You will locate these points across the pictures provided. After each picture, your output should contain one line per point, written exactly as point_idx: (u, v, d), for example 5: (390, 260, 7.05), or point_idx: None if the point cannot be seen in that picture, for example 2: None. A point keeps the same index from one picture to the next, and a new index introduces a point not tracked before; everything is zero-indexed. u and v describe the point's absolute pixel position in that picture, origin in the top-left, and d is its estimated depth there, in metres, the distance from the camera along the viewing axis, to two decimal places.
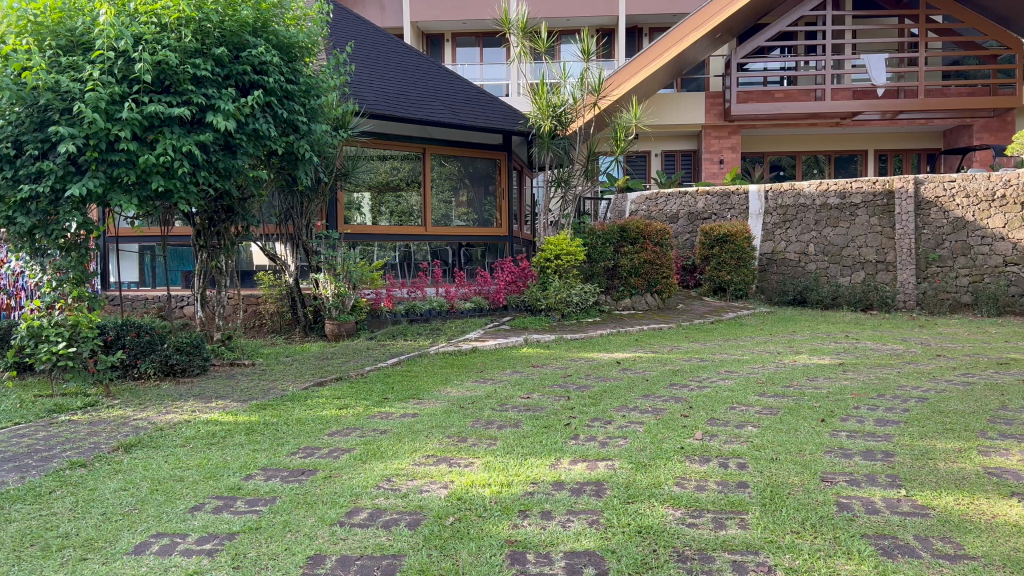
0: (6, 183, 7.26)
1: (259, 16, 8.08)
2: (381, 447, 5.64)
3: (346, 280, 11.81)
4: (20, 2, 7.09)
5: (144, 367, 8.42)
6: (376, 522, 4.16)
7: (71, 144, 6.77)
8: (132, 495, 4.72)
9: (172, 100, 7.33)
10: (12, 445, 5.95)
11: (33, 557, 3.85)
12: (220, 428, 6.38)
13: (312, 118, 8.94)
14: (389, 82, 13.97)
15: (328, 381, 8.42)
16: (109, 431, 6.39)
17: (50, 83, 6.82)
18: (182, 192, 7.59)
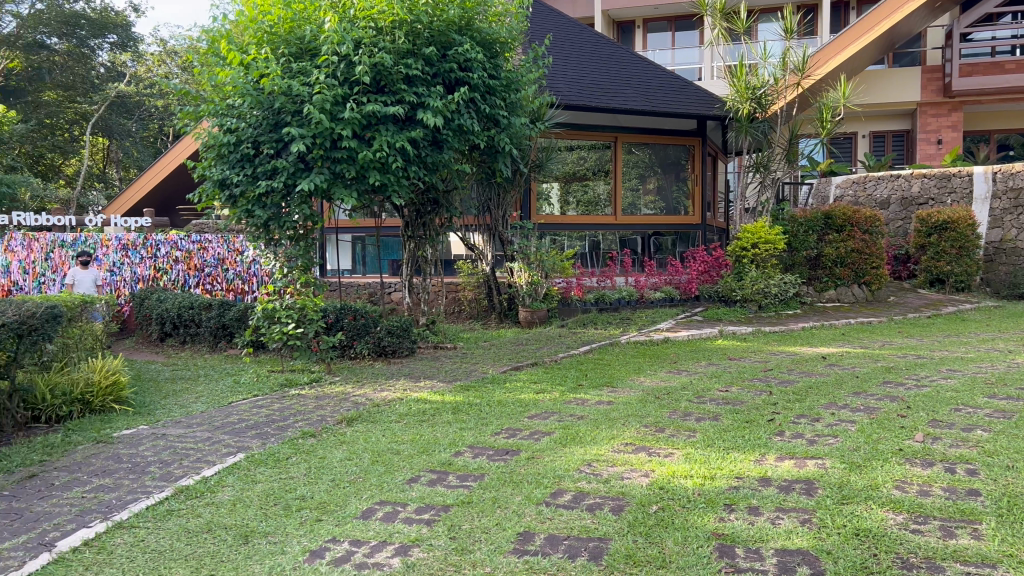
0: (247, 179, 8.09)
1: (464, 15, 8.43)
2: (580, 432, 5.75)
3: (538, 269, 12.08)
4: (260, 15, 7.96)
5: (360, 348, 9.15)
6: (581, 505, 4.27)
7: (301, 144, 7.44)
8: (357, 464, 5.15)
9: (388, 99, 7.85)
10: (254, 414, 6.68)
11: (279, 515, 4.30)
12: (429, 406, 6.78)
13: (512, 112, 9.20)
14: (583, 72, 14.07)
15: (524, 366, 8.68)
16: (333, 405, 6.97)
17: (284, 87, 7.54)
18: (395, 186, 8.12)
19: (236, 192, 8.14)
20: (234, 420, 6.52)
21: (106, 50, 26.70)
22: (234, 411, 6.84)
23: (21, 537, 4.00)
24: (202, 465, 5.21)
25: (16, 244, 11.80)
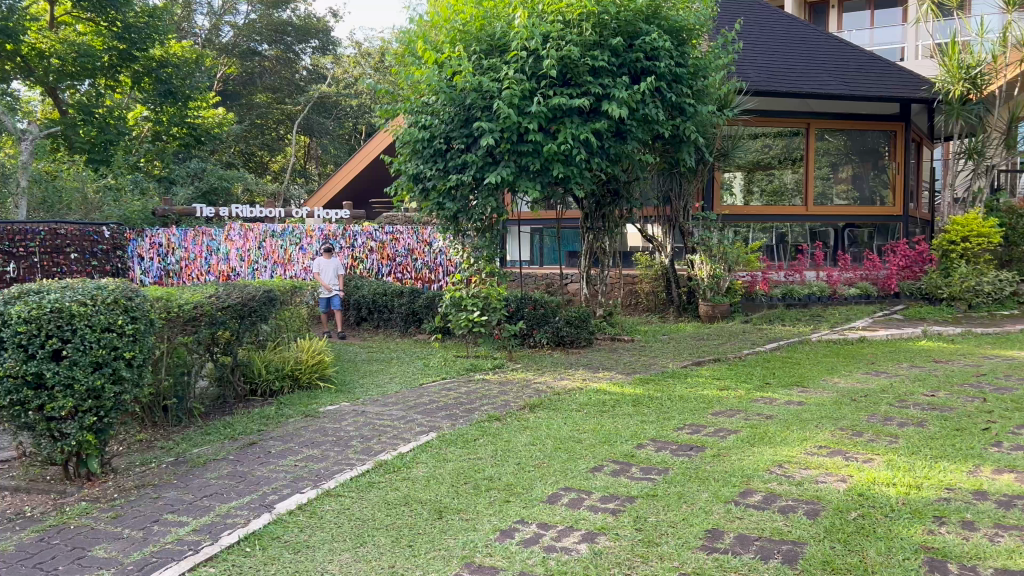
0: (438, 173, 8.47)
1: (651, 3, 8.33)
2: (769, 431, 5.55)
3: (722, 261, 11.64)
4: (454, 15, 8.28)
5: (539, 337, 9.34)
6: (773, 506, 4.12)
7: (490, 138, 7.69)
8: (541, 450, 5.27)
9: (574, 91, 7.91)
10: (443, 396, 7.01)
11: (469, 493, 4.48)
12: (610, 397, 6.80)
13: (699, 100, 8.97)
14: (773, 57, 13.47)
15: (706, 361, 8.48)
16: (516, 391, 7.17)
17: (475, 84, 7.80)
18: (578, 178, 8.19)
19: (429, 185, 8.55)
20: (425, 401, 6.87)
21: (308, 54, 28.64)
22: (424, 393, 7.21)
23: (245, 498, 4.43)
24: (398, 442, 5.53)
25: (235, 233, 12.97)
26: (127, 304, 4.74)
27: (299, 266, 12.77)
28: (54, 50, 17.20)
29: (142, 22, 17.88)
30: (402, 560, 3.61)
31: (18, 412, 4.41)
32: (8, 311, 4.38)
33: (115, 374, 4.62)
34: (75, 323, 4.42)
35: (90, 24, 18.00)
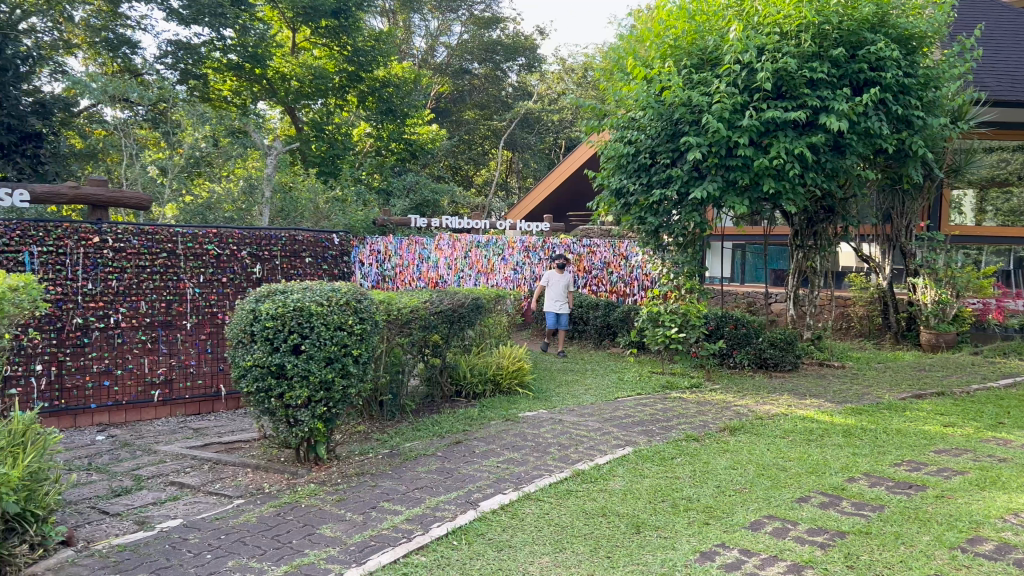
0: (642, 187, 8.48)
1: (878, 11, 7.89)
2: (1002, 476, 5.04)
3: (948, 287, 10.89)
4: (666, 30, 8.28)
5: (739, 358, 9.05)
6: (1006, 558, 3.75)
7: (698, 152, 7.60)
8: (742, 475, 5.12)
9: (789, 104, 7.64)
10: (640, 411, 7.00)
11: (667, 511, 4.45)
12: (817, 426, 6.47)
13: (928, 112, 8.33)
14: (1017, 63, 12.21)
15: (928, 395, 7.81)
16: (715, 412, 7.00)
17: (684, 98, 7.74)
18: (790, 193, 7.88)
19: (632, 200, 8.62)
20: (621, 414, 6.90)
21: (515, 71, 29.51)
22: (620, 407, 7.23)
23: (452, 493, 4.69)
24: (595, 453, 5.60)
25: (444, 243, 13.21)
26: (357, 305, 5.20)
27: (501, 275, 13.21)
28: (295, 73, 19.28)
29: (369, 46, 19.59)
30: (601, 570, 3.66)
31: (262, 398, 4.95)
32: (259, 307, 4.96)
33: (344, 369, 5.06)
34: (313, 320, 4.90)
35: (325, 48, 19.93)
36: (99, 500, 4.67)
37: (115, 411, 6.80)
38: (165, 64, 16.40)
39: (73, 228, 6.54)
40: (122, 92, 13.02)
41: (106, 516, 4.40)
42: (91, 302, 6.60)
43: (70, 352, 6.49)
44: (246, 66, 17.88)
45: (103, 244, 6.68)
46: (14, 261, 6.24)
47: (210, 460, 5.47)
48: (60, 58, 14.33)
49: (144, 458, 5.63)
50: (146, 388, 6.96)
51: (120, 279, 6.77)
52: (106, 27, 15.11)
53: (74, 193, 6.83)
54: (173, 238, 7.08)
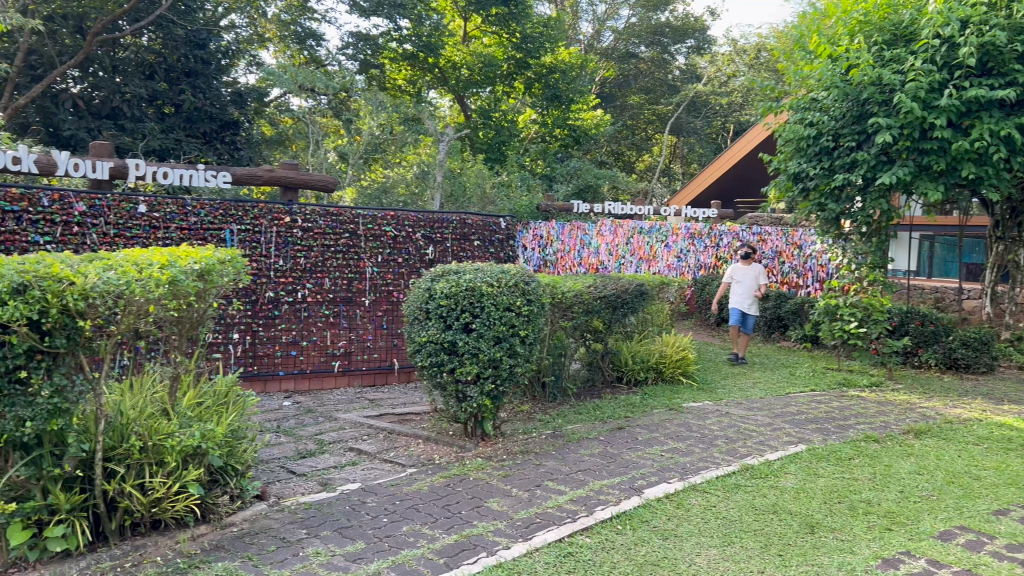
0: (823, 172, 8.03)
1: None
2: None
3: None
4: (855, 5, 7.76)
5: (926, 357, 8.48)
6: None
7: (887, 135, 7.11)
8: (929, 481, 4.76)
9: (995, 82, 6.97)
10: (813, 408, 6.68)
11: (845, 514, 4.22)
12: (1017, 434, 5.89)
13: None
14: None
15: None
16: (898, 413, 6.55)
17: (875, 77, 7.25)
18: (993, 179, 7.25)
19: (810, 185, 8.20)
20: (793, 410, 6.60)
21: (684, 54, 28.73)
22: (792, 402, 6.93)
23: (616, 478, 4.67)
24: (765, 449, 5.40)
25: (607, 229, 13.19)
26: (526, 288, 5.28)
27: (664, 262, 12.87)
28: (466, 62, 19.55)
29: (537, 32, 19.82)
30: (772, 568, 3.52)
31: (435, 371, 5.14)
32: (434, 286, 5.14)
33: (512, 349, 5.17)
34: (484, 300, 5.03)
35: (494, 36, 20.40)
36: (288, 460, 5.04)
37: (300, 378, 7.31)
38: (347, 55, 17.14)
39: (268, 208, 7.05)
40: (309, 83, 13.83)
41: (293, 475, 4.74)
42: (281, 278, 7.11)
43: (262, 323, 7.05)
44: (420, 56, 18.58)
45: (294, 224, 7.17)
46: (217, 237, 6.79)
47: (385, 429, 5.75)
48: (253, 51, 15.54)
49: (326, 425, 6.01)
50: (327, 358, 7.45)
51: (307, 257, 7.25)
52: (294, 22, 15.95)
53: (269, 175, 7.38)
54: (355, 220, 7.48)
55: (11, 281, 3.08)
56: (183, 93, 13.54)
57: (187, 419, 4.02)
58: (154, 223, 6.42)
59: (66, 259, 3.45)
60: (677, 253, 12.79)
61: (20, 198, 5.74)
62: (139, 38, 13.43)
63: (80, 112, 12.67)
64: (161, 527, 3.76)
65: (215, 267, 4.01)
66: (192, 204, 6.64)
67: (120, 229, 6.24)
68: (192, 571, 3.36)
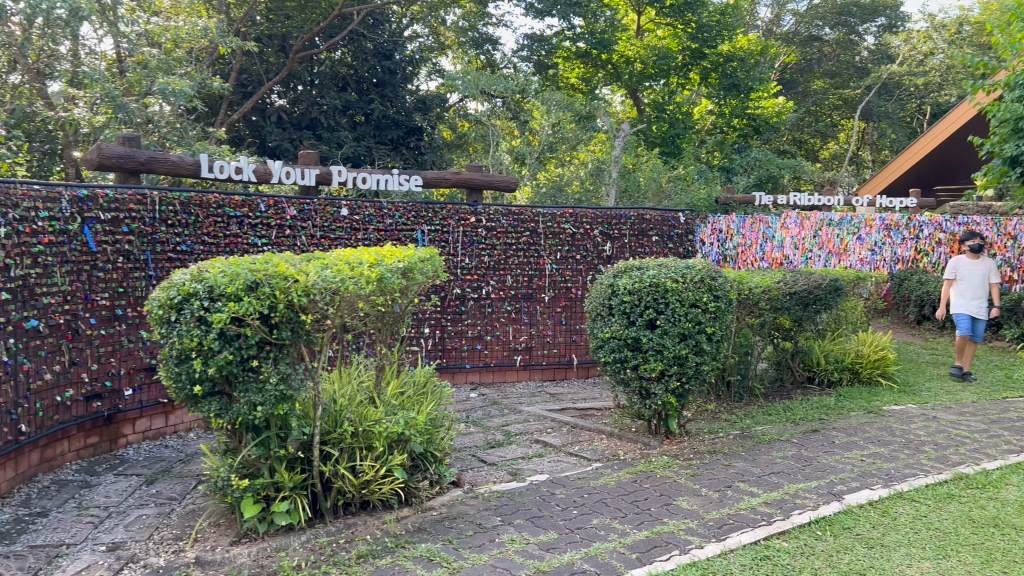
0: None
1: None
2: None
3: None
4: None
5: None
6: None
7: None
8: None
9: None
10: None
11: None
12: None
13: None
14: None
15: None
16: None
17: None
18: None
19: None
20: (1011, 417, 6.01)
21: (874, 33, 26.95)
22: (1009, 408, 6.31)
23: (812, 482, 4.48)
24: (981, 457, 4.97)
25: (790, 222, 12.30)
26: (713, 284, 5.16)
27: (855, 256, 11.85)
28: (640, 56, 19.31)
29: (715, 21, 19.34)
30: None
31: (618, 368, 5.15)
32: (617, 282, 5.16)
33: (698, 346, 5.07)
34: (669, 297, 4.98)
35: (667, 28, 20.21)
36: (478, 449, 5.24)
37: (485, 371, 7.60)
38: (522, 57, 17.41)
39: (455, 209, 7.35)
40: (488, 87, 14.29)
41: (485, 464, 4.93)
42: (467, 275, 7.40)
43: (450, 318, 7.37)
44: (593, 53, 18.70)
45: (478, 224, 7.43)
46: (409, 237, 7.17)
47: (569, 423, 5.85)
48: (434, 59, 16.23)
49: (512, 416, 6.19)
50: (510, 353, 7.68)
51: (491, 255, 7.49)
52: (472, 28, 16.47)
53: (457, 178, 7.70)
54: (535, 218, 7.63)
55: (245, 279, 3.46)
56: (372, 102, 14.38)
57: (392, 408, 4.31)
58: (354, 225, 6.89)
59: (288, 260, 3.81)
60: (872, 246, 11.79)
61: (241, 205, 6.18)
62: (333, 53, 14.45)
63: (283, 124, 13.77)
64: (369, 507, 4.04)
65: (415, 266, 4.29)
66: (387, 206, 7.06)
67: (325, 231, 6.73)
68: (399, 550, 3.59)
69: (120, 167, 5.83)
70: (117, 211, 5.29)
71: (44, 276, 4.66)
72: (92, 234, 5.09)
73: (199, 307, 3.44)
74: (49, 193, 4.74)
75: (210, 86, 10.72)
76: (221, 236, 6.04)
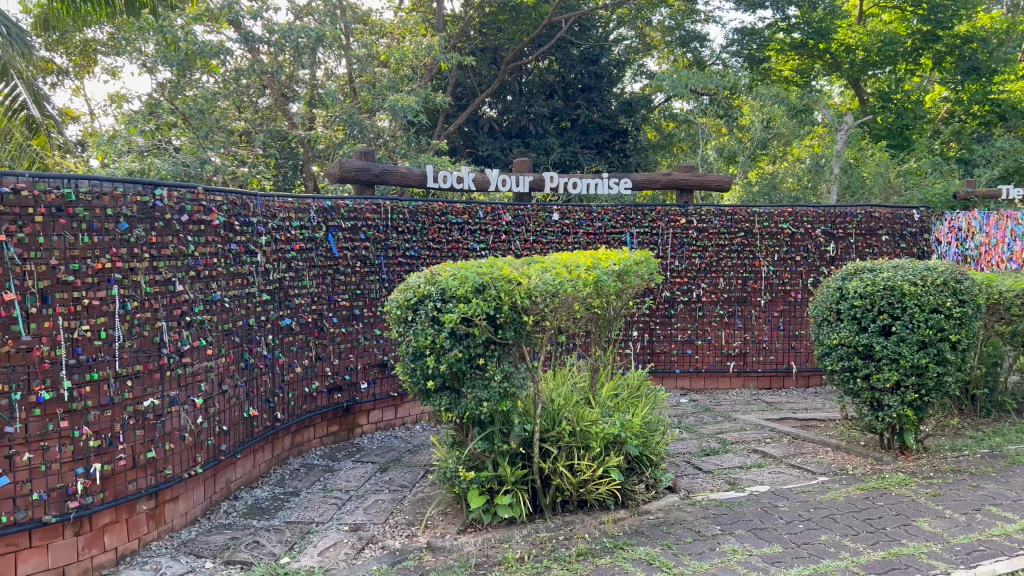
0: None
1: None
2: None
3: None
4: None
5: None
6: None
7: None
8: None
9: None
10: None
11: None
12: None
13: None
14: None
15: None
16: None
17: None
18: None
19: None
20: None
21: None
22: None
23: None
24: None
25: None
26: (957, 286, 4.72)
27: None
28: (862, 43, 17.74)
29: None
30: None
31: (847, 377, 4.87)
32: (846, 285, 4.87)
33: (939, 355, 4.65)
34: (906, 301, 4.61)
35: (895, 12, 19.14)
36: (693, 456, 5.15)
37: (695, 376, 7.48)
38: (732, 52, 16.88)
39: (665, 210, 7.28)
40: (698, 84, 13.79)
41: (700, 471, 4.83)
42: (678, 278, 7.32)
43: (659, 321, 7.34)
44: (810, 43, 17.81)
45: (689, 225, 7.31)
46: (618, 241, 7.20)
47: (789, 434, 5.59)
48: (640, 60, 16.17)
49: (727, 425, 6.01)
50: (723, 358, 7.47)
51: (702, 257, 7.34)
52: (678, 26, 16.22)
53: (667, 179, 7.63)
54: (750, 218, 7.36)
55: (474, 282, 3.65)
56: (578, 108, 14.54)
57: (608, 410, 4.36)
58: (565, 229, 7.04)
59: (511, 264, 3.97)
60: None
61: (462, 212, 6.53)
62: (540, 62, 14.83)
63: (495, 134, 14.32)
64: (588, 507, 4.10)
65: (631, 268, 4.32)
66: (597, 210, 7.14)
67: (537, 236, 6.94)
68: (619, 551, 3.61)
69: (357, 179, 6.36)
70: (356, 219, 5.76)
71: (296, 279, 5.18)
72: (335, 241, 5.58)
73: (432, 307, 3.70)
74: (300, 205, 5.26)
75: (431, 100, 11.41)
76: (443, 242, 6.43)
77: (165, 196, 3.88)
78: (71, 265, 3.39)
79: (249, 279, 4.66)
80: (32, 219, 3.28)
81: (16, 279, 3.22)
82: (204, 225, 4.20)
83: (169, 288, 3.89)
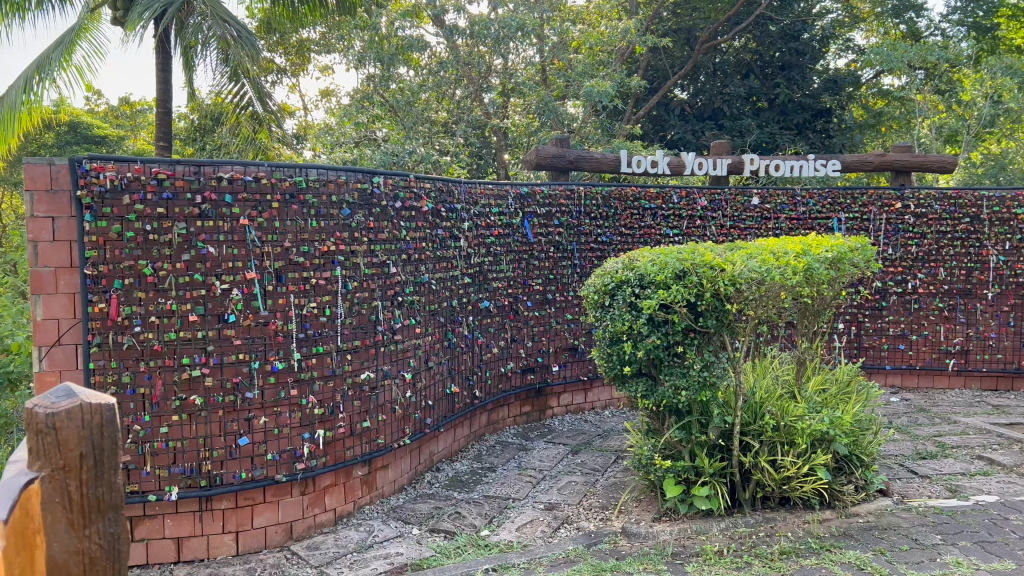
0: None
1: None
2: None
3: None
4: None
5: None
6: None
7: None
8: None
9: None
10: None
11: None
12: None
13: None
14: None
15: None
16: None
17: None
18: None
19: None
20: None
21: None
22: None
23: None
24: None
25: None
26: None
27: None
28: None
29: None
30: None
31: None
32: None
33: None
34: None
35: None
36: (907, 459, 4.80)
37: (908, 374, 6.96)
38: (954, 21, 15.39)
39: (878, 194, 6.79)
40: (916, 58, 12.29)
41: (916, 475, 4.49)
42: (891, 267, 6.81)
43: (869, 314, 6.87)
44: None
45: (905, 210, 6.77)
46: (824, 226, 6.80)
47: (1021, 441, 5.07)
48: (847, 34, 15.09)
49: (946, 427, 5.54)
50: (940, 355, 6.89)
51: (920, 245, 6.79)
52: None
53: (882, 159, 7.10)
54: (978, 202, 6.69)
55: (674, 268, 3.60)
56: (777, 87, 13.94)
57: (814, 406, 4.15)
58: (766, 214, 6.74)
59: (714, 250, 3.86)
60: None
61: (655, 197, 6.44)
62: (737, 41, 14.24)
63: (687, 116, 13.95)
64: (790, 505, 3.93)
65: (845, 256, 4.08)
66: (801, 194, 6.78)
67: (735, 221, 6.69)
68: (825, 553, 3.44)
69: (553, 166, 6.44)
70: (551, 206, 5.86)
71: (494, 263, 5.35)
72: (530, 226, 5.71)
73: (631, 293, 3.70)
74: (499, 192, 5.42)
75: (625, 85, 11.29)
76: (636, 227, 6.38)
77: (382, 183, 4.11)
78: (302, 247, 3.70)
79: (453, 263, 4.87)
80: (269, 205, 3.60)
81: (255, 259, 3.56)
82: (414, 211, 4.43)
83: (384, 271, 4.14)
